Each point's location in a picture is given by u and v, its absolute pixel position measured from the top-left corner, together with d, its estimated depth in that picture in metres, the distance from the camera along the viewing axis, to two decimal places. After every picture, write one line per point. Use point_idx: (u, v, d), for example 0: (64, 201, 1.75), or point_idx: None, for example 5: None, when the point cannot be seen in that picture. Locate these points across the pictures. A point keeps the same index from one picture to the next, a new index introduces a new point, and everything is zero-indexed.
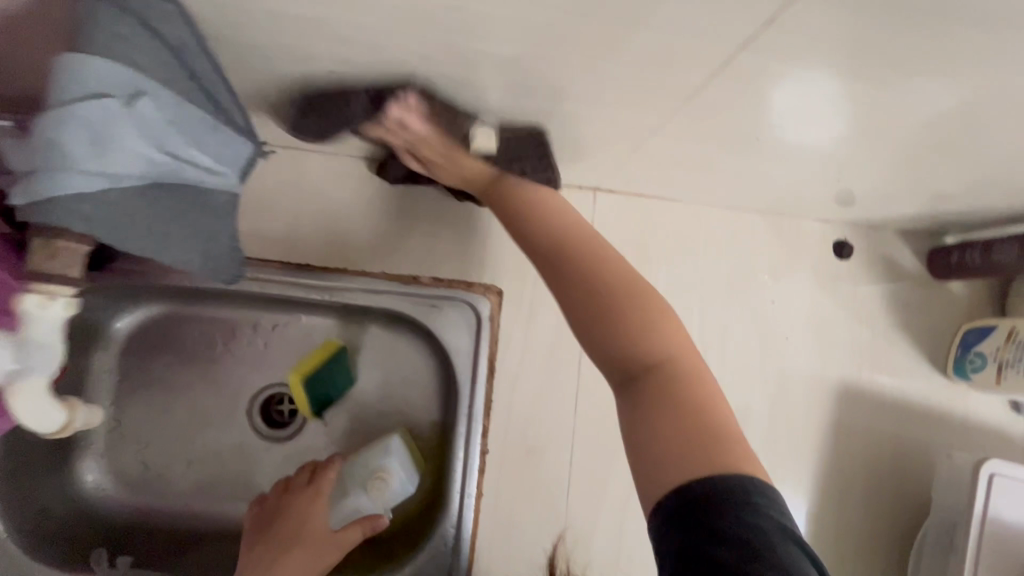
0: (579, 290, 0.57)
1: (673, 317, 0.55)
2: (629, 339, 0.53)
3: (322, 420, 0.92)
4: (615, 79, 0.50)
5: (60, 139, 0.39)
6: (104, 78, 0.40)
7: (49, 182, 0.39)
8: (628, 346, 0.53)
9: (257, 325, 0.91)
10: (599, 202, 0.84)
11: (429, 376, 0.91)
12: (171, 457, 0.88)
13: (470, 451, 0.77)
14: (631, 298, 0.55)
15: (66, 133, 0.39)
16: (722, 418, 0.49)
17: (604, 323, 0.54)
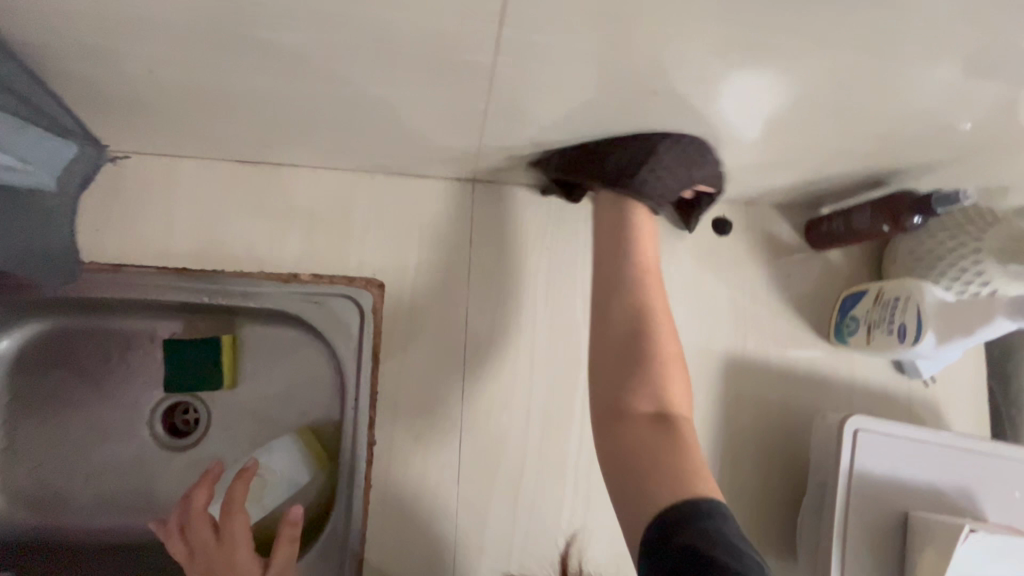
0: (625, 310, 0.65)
1: (669, 330, 0.64)
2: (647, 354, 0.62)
3: (223, 427, 0.92)
4: (416, 64, 0.52)
5: None
6: None
7: None
8: (643, 378, 0.61)
9: (150, 335, 0.90)
10: (477, 193, 0.85)
11: (328, 375, 0.92)
12: (64, 472, 0.87)
13: (357, 444, 0.77)
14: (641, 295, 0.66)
15: None
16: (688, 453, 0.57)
17: (631, 362, 0.62)
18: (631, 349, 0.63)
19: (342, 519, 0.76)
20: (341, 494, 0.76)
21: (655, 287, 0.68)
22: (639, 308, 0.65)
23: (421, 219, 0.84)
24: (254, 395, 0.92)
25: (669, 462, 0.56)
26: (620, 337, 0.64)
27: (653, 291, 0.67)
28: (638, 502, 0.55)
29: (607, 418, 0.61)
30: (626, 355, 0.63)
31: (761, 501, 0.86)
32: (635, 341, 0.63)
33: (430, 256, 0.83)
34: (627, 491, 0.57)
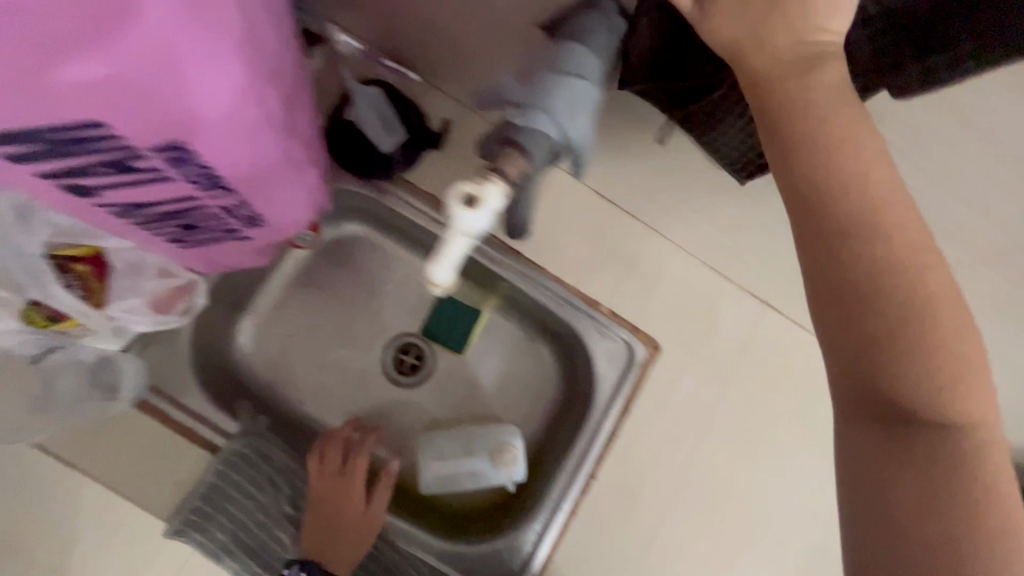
0: (875, 308, 0.43)
1: (972, 360, 0.44)
2: (928, 376, 0.43)
3: (439, 384, 0.99)
4: None
5: (551, 95, 0.50)
6: (591, 72, 0.52)
7: (531, 117, 0.49)
8: (938, 374, 0.43)
9: (423, 279, 1.00)
10: (766, 315, 0.92)
11: (546, 389, 0.98)
12: (306, 353, 0.96)
13: (578, 469, 0.84)
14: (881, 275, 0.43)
15: (559, 95, 0.50)
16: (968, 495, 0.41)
17: (886, 356, 0.43)
18: (894, 348, 0.43)
19: (539, 530, 0.82)
20: (546, 503, 0.83)
21: (893, 271, 0.43)
22: (883, 214, 0.44)
23: (710, 310, 0.91)
24: (475, 372, 1.00)
25: (965, 501, 0.41)
26: (834, 285, 0.44)
27: (857, 257, 0.44)
28: (872, 506, 0.44)
29: (874, 428, 0.45)
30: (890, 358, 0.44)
31: None
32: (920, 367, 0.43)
33: (704, 344, 0.90)
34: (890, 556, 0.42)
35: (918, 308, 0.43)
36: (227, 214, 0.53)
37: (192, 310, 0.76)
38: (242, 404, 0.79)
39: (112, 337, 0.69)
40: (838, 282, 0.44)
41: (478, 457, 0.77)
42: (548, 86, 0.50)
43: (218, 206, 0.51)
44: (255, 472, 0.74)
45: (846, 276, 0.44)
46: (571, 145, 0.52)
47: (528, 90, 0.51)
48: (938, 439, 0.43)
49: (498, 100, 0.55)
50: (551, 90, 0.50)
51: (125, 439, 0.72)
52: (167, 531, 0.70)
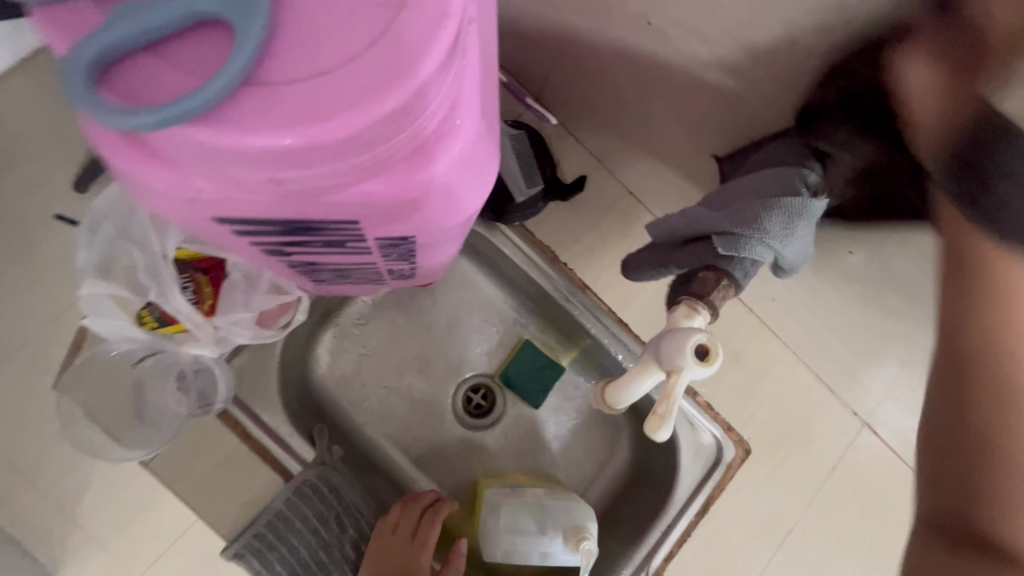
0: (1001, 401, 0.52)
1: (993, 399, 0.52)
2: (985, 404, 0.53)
3: (504, 434, 0.95)
4: None
5: (763, 218, 0.44)
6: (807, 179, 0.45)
7: (748, 248, 0.43)
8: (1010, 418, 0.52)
9: (509, 323, 0.97)
10: (864, 436, 0.86)
11: (615, 462, 0.93)
12: (379, 374, 0.92)
13: (644, 564, 0.79)
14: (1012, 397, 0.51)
15: (773, 218, 0.44)
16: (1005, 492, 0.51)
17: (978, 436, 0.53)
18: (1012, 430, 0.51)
19: None
20: None
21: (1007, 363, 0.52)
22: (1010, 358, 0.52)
23: (808, 420, 0.86)
24: (543, 429, 0.95)
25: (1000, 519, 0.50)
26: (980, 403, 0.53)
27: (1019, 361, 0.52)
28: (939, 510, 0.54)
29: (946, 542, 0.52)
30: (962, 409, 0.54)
31: None
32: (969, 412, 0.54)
33: (795, 455, 0.85)
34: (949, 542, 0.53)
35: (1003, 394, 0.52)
36: (388, 276, 0.51)
37: (290, 324, 0.73)
38: (320, 431, 0.76)
39: (213, 347, 0.65)
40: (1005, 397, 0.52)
41: (551, 538, 0.74)
42: (757, 208, 0.44)
43: (388, 272, 0.49)
44: (324, 507, 0.71)
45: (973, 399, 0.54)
46: (787, 263, 0.47)
47: (731, 211, 0.45)
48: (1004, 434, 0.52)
49: (681, 212, 0.50)
50: (762, 212, 0.44)
51: (203, 448, 0.69)
52: (225, 554, 0.67)
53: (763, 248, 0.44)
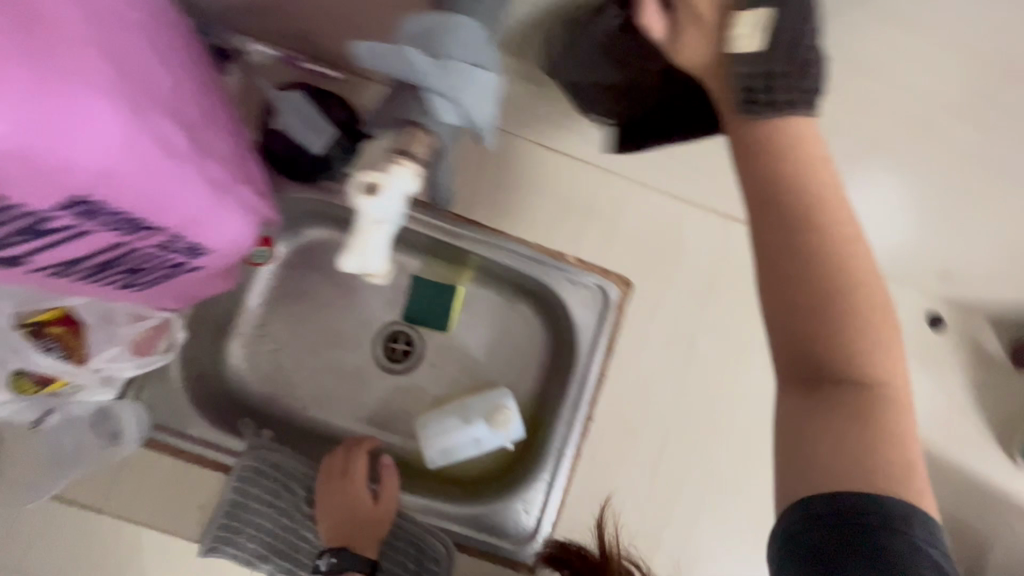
0: None
1: None
2: None
3: (432, 366, 1.02)
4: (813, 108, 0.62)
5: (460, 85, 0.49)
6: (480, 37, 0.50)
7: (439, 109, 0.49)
8: None
9: (395, 267, 1.02)
10: (729, 227, 0.93)
11: (535, 346, 1.01)
12: (299, 361, 0.98)
13: (575, 417, 0.86)
14: None
15: (467, 82, 0.49)
16: None
17: None
18: None
19: (547, 480, 0.85)
20: (550, 452, 0.86)
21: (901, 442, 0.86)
22: None
23: (678, 234, 0.92)
24: (466, 347, 1.02)
25: None
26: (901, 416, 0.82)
27: None
28: None
29: (800, 392, 0.53)
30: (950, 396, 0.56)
31: None
32: None
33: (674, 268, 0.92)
34: None
35: None
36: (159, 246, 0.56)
37: (176, 345, 0.79)
38: (243, 423, 0.83)
39: (105, 387, 0.73)
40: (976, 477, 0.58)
41: (475, 424, 0.81)
42: (456, 71, 0.48)
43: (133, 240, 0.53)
44: (269, 482, 0.79)
45: None
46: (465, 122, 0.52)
47: (439, 72, 0.48)
48: None
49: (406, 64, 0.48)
50: (459, 75, 0.49)
51: (143, 478, 0.76)
52: (199, 551, 0.75)
53: (451, 108, 0.50)
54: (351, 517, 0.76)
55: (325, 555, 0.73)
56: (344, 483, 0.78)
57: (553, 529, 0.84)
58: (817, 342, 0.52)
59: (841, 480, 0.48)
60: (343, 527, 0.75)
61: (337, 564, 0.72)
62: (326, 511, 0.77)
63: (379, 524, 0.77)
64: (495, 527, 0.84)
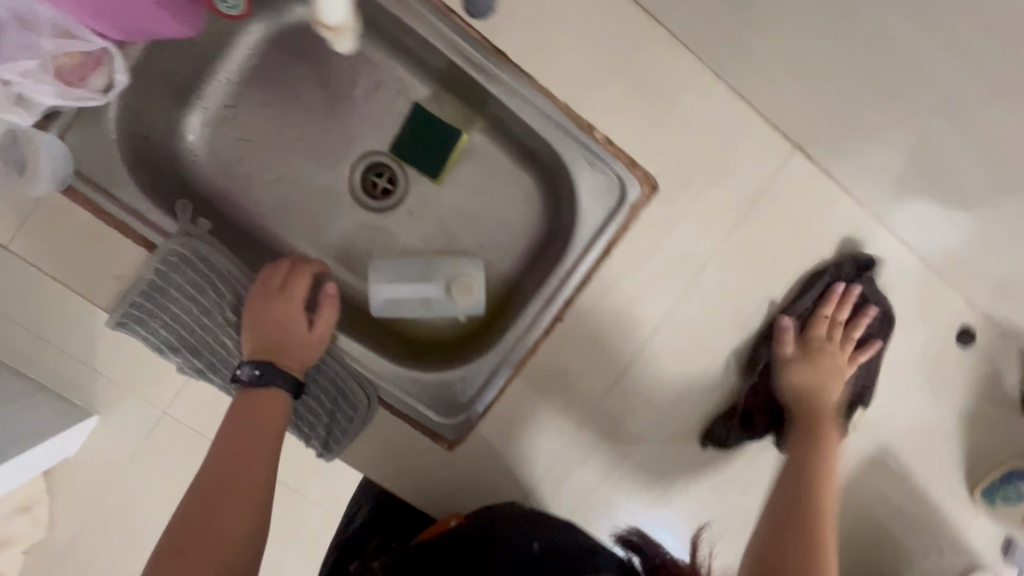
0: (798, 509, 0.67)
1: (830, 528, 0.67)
2: (805, 530, 0.66)
3: (411, 214, 0.90)
4: None
5: None
6: None
7: None
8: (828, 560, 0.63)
9: (399, 89, 0.86)
10: (793, 159, 0.78)
11: (528, 228, 0.89)
12: (265, 162, 0.86)
13: (544, 312, 0.78)
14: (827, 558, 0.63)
15: None
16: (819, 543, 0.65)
17: (813, 557, 0.63)
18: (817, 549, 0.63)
19: (495, 365, 0.79)
20: (507, 338, 0.79)
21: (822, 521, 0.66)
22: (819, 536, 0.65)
23: (732, 149, 0.77)
24: (452, 205, 0.90)
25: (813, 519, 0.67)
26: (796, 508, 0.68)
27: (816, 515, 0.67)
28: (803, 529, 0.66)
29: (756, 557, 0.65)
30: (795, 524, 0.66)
31: None
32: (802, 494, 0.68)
33: (716, 185, 0.77)
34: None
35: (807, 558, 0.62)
36: None
37: (116, 89, 0.67)
38: (182, 205, 0.73)
39: (18, 109, 0.61)
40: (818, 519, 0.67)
41: (433, 283, 0.72)
42: None
43: None
44: (197, 275, 0.70)
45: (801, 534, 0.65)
46: None
47: None
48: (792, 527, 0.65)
49: None
50: None
51: (58, 225, 0.67)
52: (109, 322, 0.69)
53: None
54: (280, 334, 0.68)
55: (242, 366, 0.67)
56: (276, 297, 0.69)
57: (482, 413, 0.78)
58: (788, 566, 0.62)
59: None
60: (270, 343, 0.68)
61: (257, 378, 0.66)
62: (252, 324, 0.69)
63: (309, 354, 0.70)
64: (427, 392, 0.79)
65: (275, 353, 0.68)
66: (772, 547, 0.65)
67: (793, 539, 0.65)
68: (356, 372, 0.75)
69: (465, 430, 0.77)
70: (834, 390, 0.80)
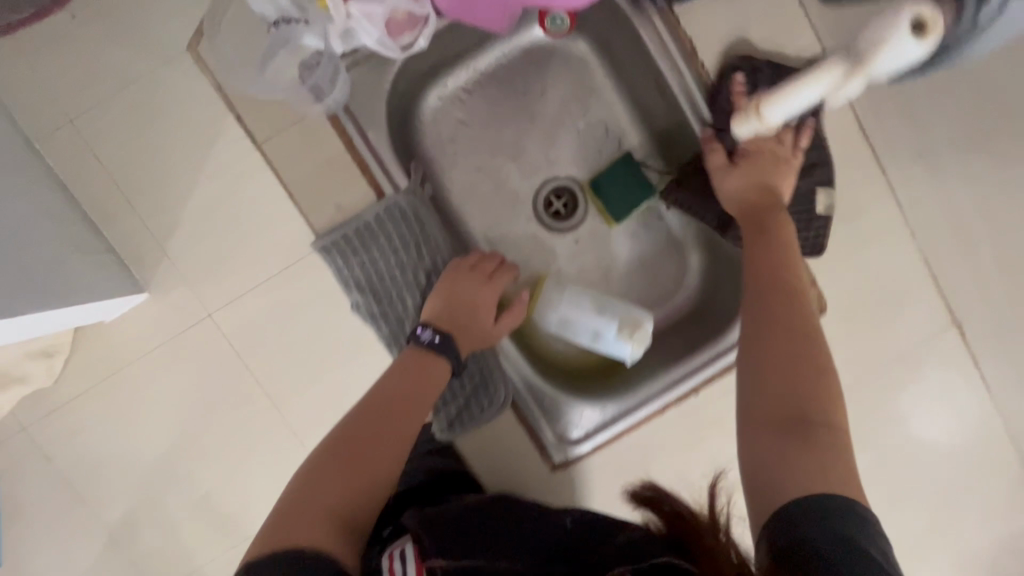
0: (812, 374, 0.62)
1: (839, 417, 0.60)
2: (807, 369, 0.62)
3: (577, 242, 0.95)
4: None
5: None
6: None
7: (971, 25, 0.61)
8: (836, 455, 0.56)
9: (613, 132, 0.93)
10: (950, 332, 0.83)
11: (679, 295, 0.94)
12: (475, 148, 0.92)
13: (682, 380, 0.82)
14: (820, 416, 0.59)
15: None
16: (828, 417, 0.59)
17: (799, 433, 0.57)
18: (803, 393, 0.61)
19: (617, 411, 0.83)
20: (639, 392, 0.83)
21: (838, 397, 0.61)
22: (828, 419, 0.59)
23: (902, 302, 0.82)
24: (616, 248, 0.95)
25: (817, 394, 0.60)
26: (792, 361, 0.63)
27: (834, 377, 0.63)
28: (788, 393, 0.61)
29: (782, 430, 0.59)
30: (807, 391, 0.61)
31: None
32: (813, 359, 0.63)
33: (876, 327, 0.82)
34: (785, 441, 0.57)
35: (811, 435, 0.57)
36: None
37: (411, 50, 0.72)
38: (414, 166, 0.78)
39: (340, 39, 0.66)
40: (816, 370, 0.62)
41: (607, 321, 0.76)
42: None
43: None
44: (407, 232, 0.75)
45: (810, 419, 0.59)
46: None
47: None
48: (829, 435, 0.57)
49: None
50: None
51: (313, 145, 0.73)
52: (317, 243, 0.74)
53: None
54: (464, 311, 0.73)
55: (424, 326, 0.71)
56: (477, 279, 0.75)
57: (595, 449, 0.82)
58: (799, 428, 0.58)
59: (770, 413, 0.61)
60: (453, 315, 0.72)
61: (433, 345, 0.70)
62: (445, 290, 0.74)
63: (481, 341, 0.74)
64: (548, 411, 0.82)
65: (453, 325, 0.72)
66: (758, 353, 0.65)
67: (783, 337, 0.65)
68: (502, 369, 0.80)
69: (570, 460, 0.81)
70: (780, 183, 0.77)
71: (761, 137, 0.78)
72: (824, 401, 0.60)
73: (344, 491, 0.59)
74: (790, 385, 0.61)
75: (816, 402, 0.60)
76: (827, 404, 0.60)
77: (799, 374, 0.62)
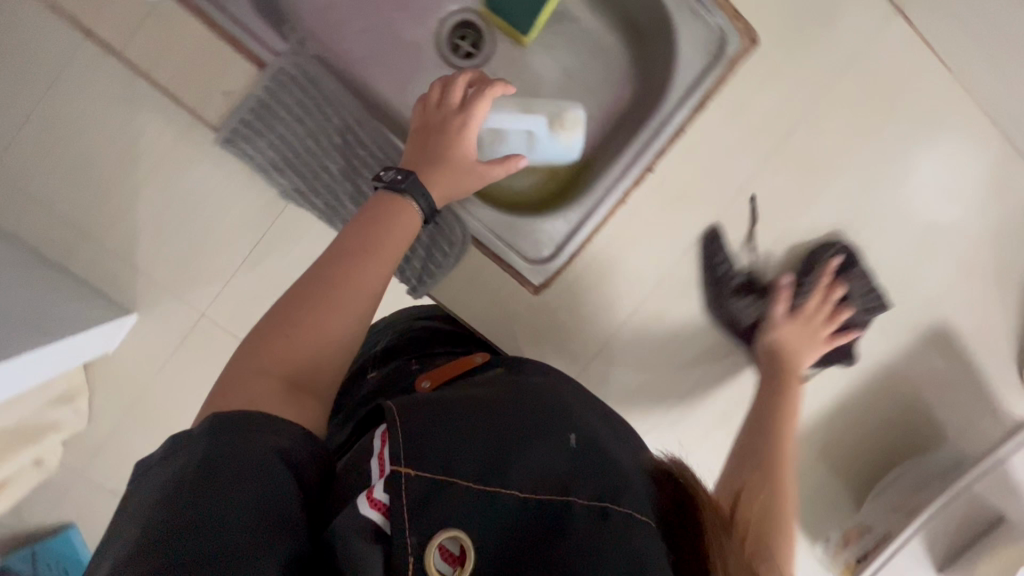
0: (769, 472, 0.72)
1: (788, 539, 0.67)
2: (760, 477, 0.72)
3: (496, 75, 0.90)
4: None
5: None
6: None
7: None
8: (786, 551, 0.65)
9: None
10: (890, 23, 0.80)
11: (615, 93, 0.89)
12: (356, 9, 0.86)
13: (636, 162, 0.79)
14: (781, 535, 0.65)
15: None
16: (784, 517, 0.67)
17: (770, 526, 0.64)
18: (758, 489, 0.69)
19: (581, 216, 0.80)
20: (596, 190, 0.80)
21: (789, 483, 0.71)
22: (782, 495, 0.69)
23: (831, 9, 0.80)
24: (537, 69, 0.90)
25: (771, 490, 0.70)
26: (768, 481, 0.71)
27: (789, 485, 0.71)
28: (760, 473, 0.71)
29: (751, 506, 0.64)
30: (763, 471, 0.72)
31: (859, 427, 0.93)
32: (773, 465, 0.73)
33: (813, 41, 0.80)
34: (766, 516, 0.66)
35: (767, 520, 0.64)
36: None
37: None
38: (288, 29, 0.73)
39: None
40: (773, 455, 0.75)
41: (535, 116, 0.73)
42: None
43: None
44: (303, 97, 0.71)
45: (764, 505, 0.66)
46: None
47: None
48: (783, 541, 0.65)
49: None
50: None
51: (177, 34, 0.69)
52: (219, 138, 0.71)
53: None
54: (436, 148, 0.70)
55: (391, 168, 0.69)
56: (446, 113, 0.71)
57: (571, 258, 0.81)
58: (769, 526, 0.63)
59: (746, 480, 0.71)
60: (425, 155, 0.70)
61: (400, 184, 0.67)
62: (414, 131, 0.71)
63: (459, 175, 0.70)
64: (514, 238, 0.80)
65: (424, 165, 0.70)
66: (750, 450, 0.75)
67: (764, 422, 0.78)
68: (456, 209, 0.78)
69: (549, 278, 0.81)
70: (806, 353, 0.85)
71: (807, 306, 0.88)
72: (778, 488, 0.70)
73: (313, 362, 0.59)
74: (769, 479, 0.70)
75: (776, 528, 0.65)
76: (773, 489, 0.69)
77: (772, 481, 0.70)
